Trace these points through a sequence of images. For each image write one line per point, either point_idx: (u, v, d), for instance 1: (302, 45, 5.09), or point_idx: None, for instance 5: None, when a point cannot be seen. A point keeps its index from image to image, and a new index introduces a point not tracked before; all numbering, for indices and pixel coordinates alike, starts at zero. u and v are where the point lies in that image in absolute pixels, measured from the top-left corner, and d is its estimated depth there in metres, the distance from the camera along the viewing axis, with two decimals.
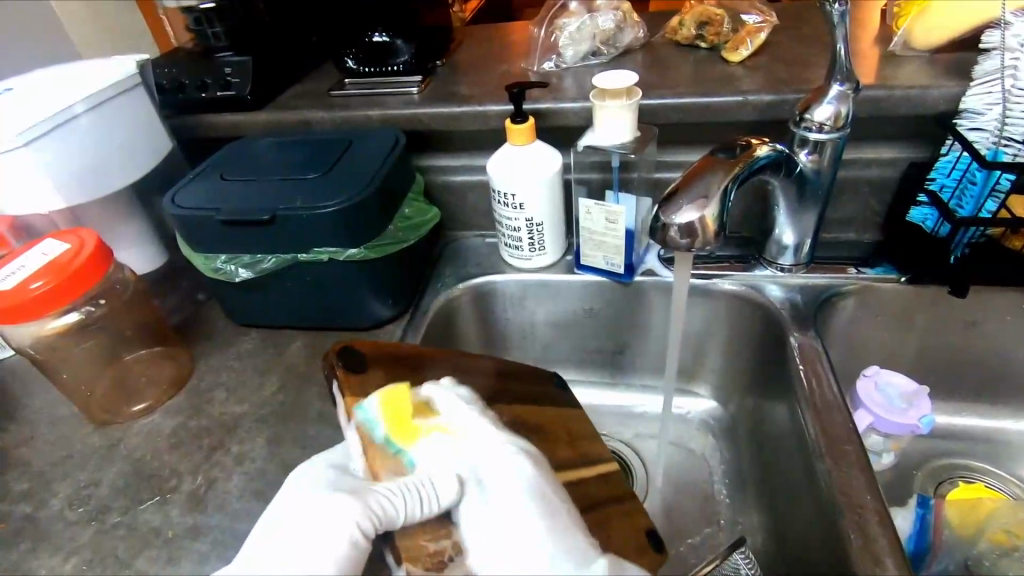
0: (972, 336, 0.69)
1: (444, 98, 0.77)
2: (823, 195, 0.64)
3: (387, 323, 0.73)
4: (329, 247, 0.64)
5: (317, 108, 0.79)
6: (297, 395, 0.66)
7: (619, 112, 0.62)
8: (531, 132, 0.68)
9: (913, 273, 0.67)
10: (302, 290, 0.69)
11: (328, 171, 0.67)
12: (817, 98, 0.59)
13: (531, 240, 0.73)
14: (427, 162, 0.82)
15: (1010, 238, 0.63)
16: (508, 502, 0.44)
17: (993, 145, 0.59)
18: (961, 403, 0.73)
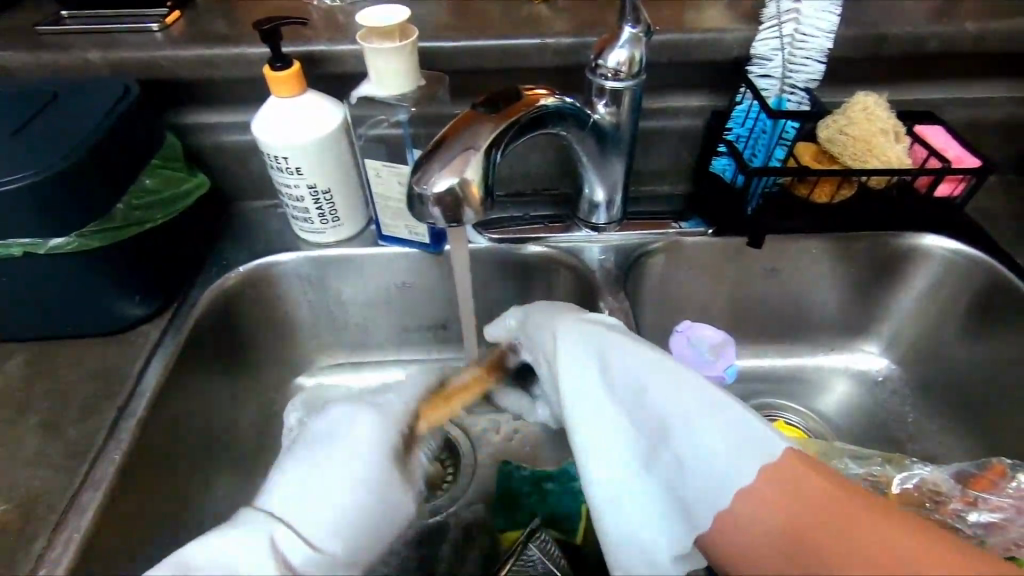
0: (772, 283, 0.71)
1: (196, 37, 0.62)
2: (625, 147, 0.60)
3: (143, 324, 0.59)
4: (20, 237, 0.49)
5: (20, 50, 0.60)
6: (9, 428, 0.51)
7: (392, 57, 0.52)
8: (298, 81, 0.57)
9: (719, 225, 0.67)
10: (3, 292, 0.53)
11: (15, 134, 0.50)
12: (611, 41, 0.53)
13: (320, 210, 0.63)
14: (188, 120, 0.67)
15: (798, 186, 0.64)
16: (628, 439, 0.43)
17: (778, 92, 0.60)
18: (767, 346, 0.76)
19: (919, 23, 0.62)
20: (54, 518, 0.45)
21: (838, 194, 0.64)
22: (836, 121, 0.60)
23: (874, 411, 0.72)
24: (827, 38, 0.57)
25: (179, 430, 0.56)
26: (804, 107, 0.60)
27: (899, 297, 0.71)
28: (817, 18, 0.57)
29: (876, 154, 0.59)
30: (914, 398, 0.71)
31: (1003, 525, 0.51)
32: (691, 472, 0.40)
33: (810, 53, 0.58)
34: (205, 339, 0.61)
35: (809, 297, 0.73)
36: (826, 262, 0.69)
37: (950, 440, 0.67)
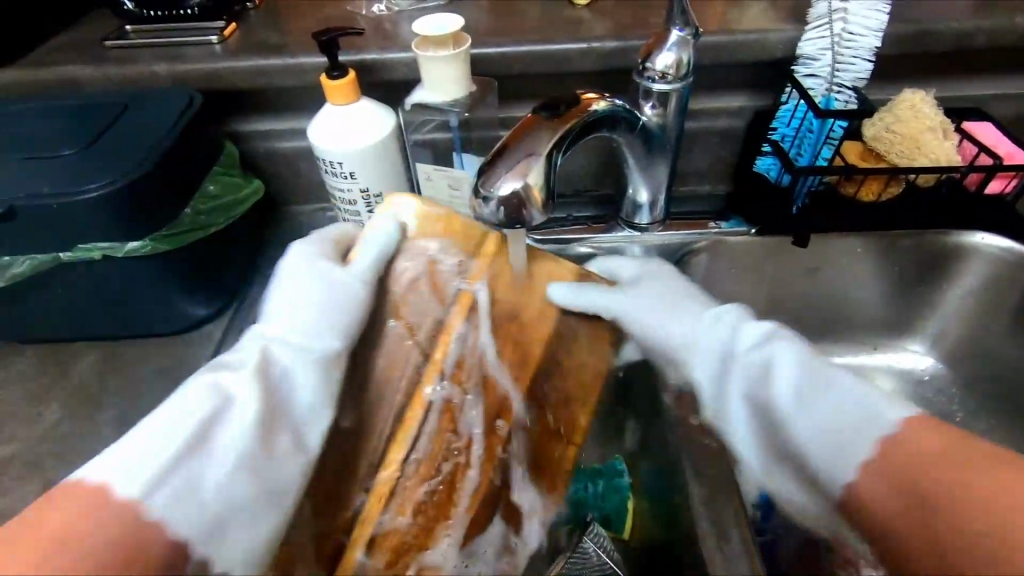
0: (815, 281, 0.71)
1: (252, 48, 0.65)
2: (671, 149, 0.61)
3: (205, 324, 0.62)
4: (100, 242, 0.52)
5: (88, 64, 0.63)
6: (85, 424, 0.54)
7: (445, 64, 0.54)
8: (353, 88, 0.59)
9: (762, 224, 0.68)
10: (79, 295, 0.56)
11: (92, 145, 0.53)
12: (658, 44, 0.54)
13: (371, 213, 0.65)
14: (242, 128, 0.69)
15: (844, 185, 0.64)
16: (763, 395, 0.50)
17: (826, 91, 0.60)
18: (809, 345, 0.76)
19: (967, 20, 0.61)
20: None
21: (885, 192, 0.64)
22: (882, 118, 0.60)
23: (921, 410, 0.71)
24: (875, 37, 0.57)
25: None
26: (851, 105, 0.60)
27: (946, 295, 0.70)
28: (865, 16, 0.57)
29: (925, 151, 0.59)
30: (962, 397, 0.71)
31: None
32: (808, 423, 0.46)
33: (858, 52, 0.58)
34: None
35: (852, 296, 0.72)
36: (871, 260, 0.69)
37: (1000, 438, 0.66)
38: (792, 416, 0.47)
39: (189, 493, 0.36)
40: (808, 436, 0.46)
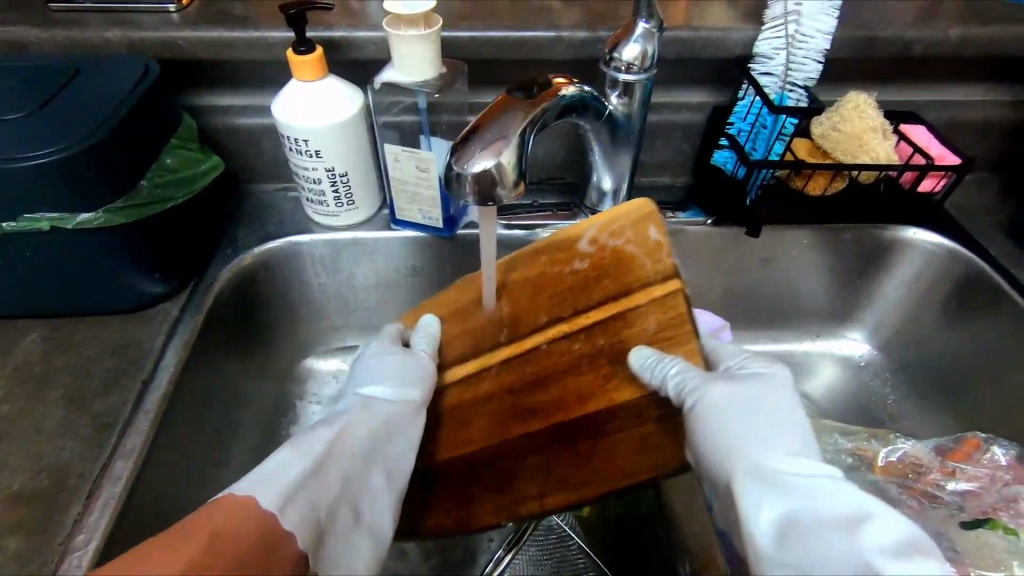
0: (766, 272, 0.75)
1: (213, 19, 0.63)
2: (635, 139, 0.63)
3: (160, 302, 0.60)
4: (49, 211, 0.50)
5: (33, 25, 0.60)
6: (31, 403, 0.52)
7: (416, 43, 0.54)
8: (321, 65, 0.58)
9: (718, 215, 0.71)
10: (22, 268, 0.53)
11: (40, 109, 0.51)
12: (624, 36, 0.56)
13: (336, 193, 0.64)
14: (202, 101, 0.67)
15: (794, 179, 0.68)
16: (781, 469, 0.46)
17: (779, 89, 0.63)
18: (758, 332, 0.80)
19: (908, 28, 0.66)
20: (86, 488, 0.46)
21: (831, 187, 0.67)
22: (830, 118, 0.63)
23: (858, 393, 0.77)
24: (825, 39, 0.61)
25: (200, 406, 0.57)
26: (802, 104, 0.63)
27: (885, 286, 0.75)
28: (816, 19, 0.60)
29: (867, 149, 0.63)
30: (895, 380, 0.76)
31: (977, 492, 0.55)
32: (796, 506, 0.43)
33: (808, 53, 0.61)
34: (221, 317, 0.62)
35: (799, 286, 0.77)
36: (817, 253, 0.74)
37: (927, 418, 0.72)
38: (798, 543, 0.42)
39: (286, 487, 0.43)
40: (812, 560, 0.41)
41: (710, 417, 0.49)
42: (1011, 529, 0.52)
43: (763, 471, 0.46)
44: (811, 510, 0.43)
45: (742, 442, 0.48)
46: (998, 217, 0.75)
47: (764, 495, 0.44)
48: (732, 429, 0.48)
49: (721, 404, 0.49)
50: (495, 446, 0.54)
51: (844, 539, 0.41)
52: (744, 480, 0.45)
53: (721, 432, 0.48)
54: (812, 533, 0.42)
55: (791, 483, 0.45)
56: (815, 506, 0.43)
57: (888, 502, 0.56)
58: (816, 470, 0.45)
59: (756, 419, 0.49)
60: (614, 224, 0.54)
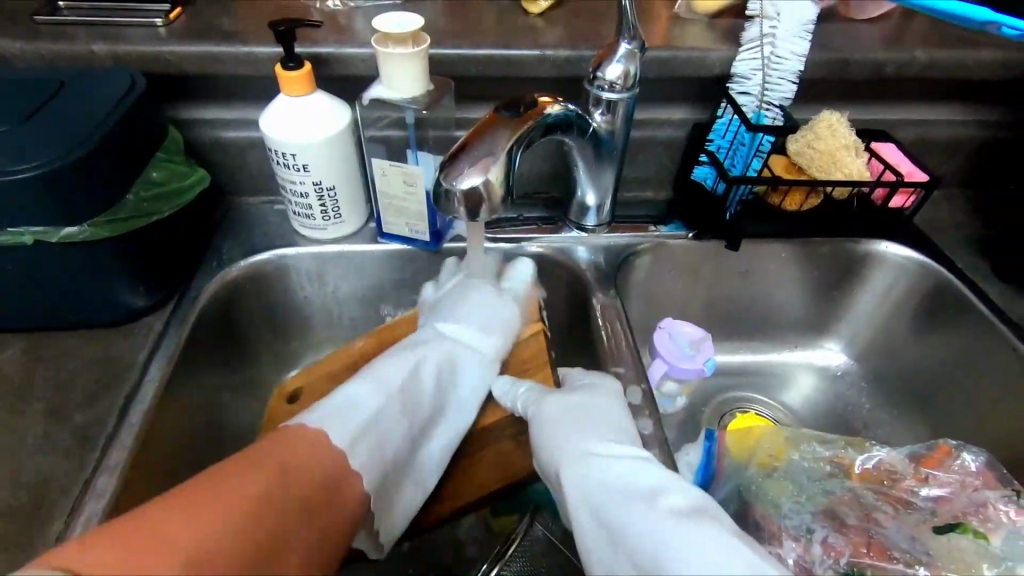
0: (745, 284, 0.77)
1: (201, 33, 0.63)
2: (617, 156, 0.64)
3: (144, 315, 0.59)
4: (34, 225, 0.49)
5: (18, 38, 0.60)
6: (10, 418, 0.51)
7: (404, 61, 0.55)
8: (310, 81, 0.59)
9: (699, 229, 0.73)
10: (3, 282, 0.53)
11: (25, 122, 0.50)
12: (608, 55, 0.58)
13: (323, 207, 0.64)
14: (188, 114, 0.67)
15: (771, 195, 0.70)
16: (603, 466, 0.44)
17: (756, 108, 0.66)
18: (738, 342, 0.82)
19: (878, 50, 0.69)
20: (68, 505, 0.46)
21: (806, 203, 0.70)
22: (805, 136, 0.65)
23: (835, 402, 0.79)
24: (798, 61, 0.63)
25: (184, 420, 0.57)
26: (778, 122, 0.67)
27: (858, 298, 0.78)
28: (790, 42, 0.63)
29: (840, 167, 0.66)
30: (870, 389, 0.78)
31: (948, 498, 0.57)
32: (611, 506, 0.41)
33: (784, 74, 0.64)
34: (206, 331, 0.62)
35: (777, 298, 0.79)
36: (794, 266, 0.76)
37: (902, 427, 0.74)
38: (620, 538, 0.39)
39: (355, 427, 0.44)
40: (644, 550, 0.37)
41: (546, 426, 0.49)
42: (980, 532, 0.54)
43: (591, 465, 0.44)
44: (629, 513, 0.39)
45: (554, 444, 0.47)
46: (965, 232, 0.78)
47: (589, 496, 0.42)
48: (564, 432, 0.48)
49: (552, 416, 0.49)
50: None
51: (618, 532, 0.39)
52: (567, 474, 0.44)
53: (550, 441, 0.47)
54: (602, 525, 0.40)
55: (592, 482, 0.43)
56: (619, 483, 0.42)
57: (865, 510, 0.57)
58: (636, 463, 0.43)
59: (586, 423, 0.48)
60: (492, 288, 0.62)
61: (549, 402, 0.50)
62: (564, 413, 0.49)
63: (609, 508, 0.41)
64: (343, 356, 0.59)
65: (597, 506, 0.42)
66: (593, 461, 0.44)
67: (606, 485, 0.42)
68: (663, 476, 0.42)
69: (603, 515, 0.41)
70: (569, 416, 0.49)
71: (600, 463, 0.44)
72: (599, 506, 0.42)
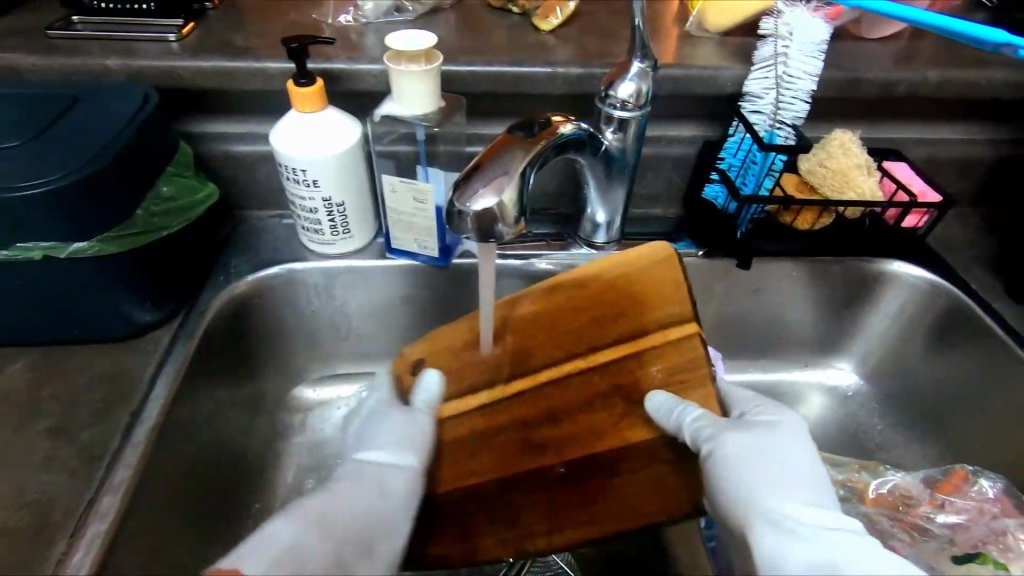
0: (756, 303, 0.76)
1: (213, 48, 0.63)
2: (629, 174, 0.64)
3: (151, 330, 0.59)
4: (43, 241, 0.49)
5: (33, 53, 0.60)
6: (14, 435, 0.51)
7: (416, 78, 0.55)
8: (322, 97, 0.58)
9: (710, 246, 0.72)
10: (10, 296, 0.52)
11: (37, 137, 0.50)
12: (620, 74, 0.58)
13: (332, 222, 0.64)
14: (199, 128, 0.67)
15: (783, 214, 0.69)
16: (827, 518, 0.49)
17: (769, 127, 0.65)
18: (748, 361, 0.81)
19: (889, 70, 0.69)
20: (71, 525, 0.45)
21: (818, 222, 0.69)
22: (816, 155, 0.65)
23: (847, 423, 0.78)
24: (810, 81, 0.63)
25: (190, 437, 0.56)
26: (790, 142, 0.65)
27: (870, 317, 0.77)
28: (803, 62, 0.63)
29: (853, 186, 0.65)
30: (881, 410, 0.77)
31: (965, 526, 0.56)
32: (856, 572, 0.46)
33: (797, 93, 0.63)
34: (213, 346, 0.62)
35: (787, 317, 0.78)
36: (805, 285, 0.75)
37: (914, 449, 0.73)
38: None
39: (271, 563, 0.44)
40: None
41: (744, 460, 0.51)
42: (1001, 563, 0.52)
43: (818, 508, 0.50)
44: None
45: (746, 490, 0.50)
46: (978, 251, 0.77)
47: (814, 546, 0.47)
48: (788, 469, 0.52)
49: (732, 455, 0.51)
50: (507, 477, 0.53)
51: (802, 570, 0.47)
52: (764, 538, 0.48)
53: (729, 485, 0.51)
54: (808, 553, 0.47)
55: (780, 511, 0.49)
56: (815, 552, 0.47)
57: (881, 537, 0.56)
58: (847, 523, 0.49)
59: (769, 458, 0.52)
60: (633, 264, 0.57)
61: (754, 432, 0.53)
62: (763, 463, 0.52)
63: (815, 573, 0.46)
64: (443, 348, 0.59)
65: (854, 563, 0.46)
66: (828, 512, 0.49)
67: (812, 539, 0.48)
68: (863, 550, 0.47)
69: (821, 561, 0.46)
70: (745, 456, 0.52)
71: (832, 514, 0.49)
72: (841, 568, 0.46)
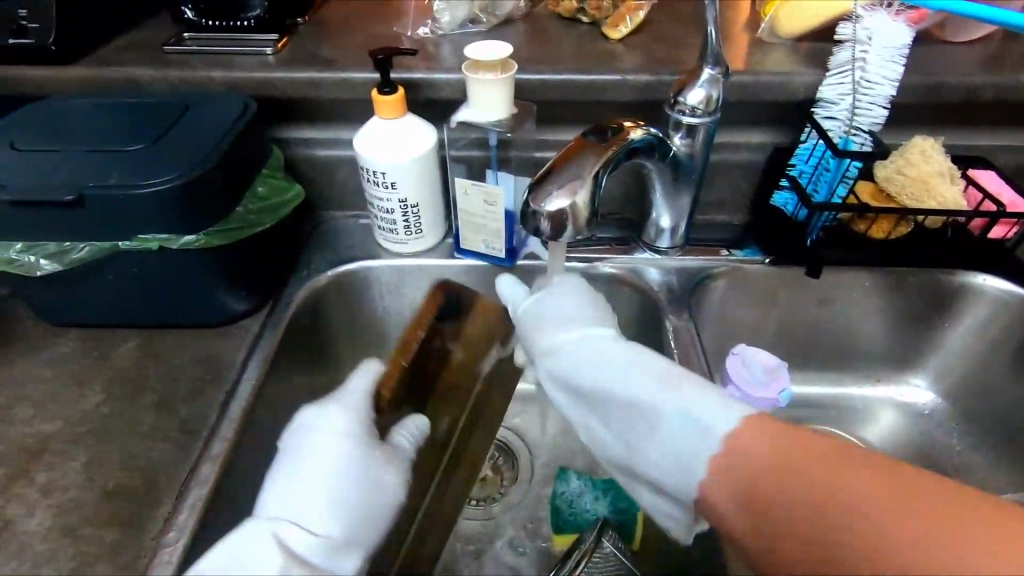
0: (825, 313, 0.74)
1: (304, 60, 0.69)
2: (695, 180, 0.64)
3: (243, 318, 0.64)
4: (159, 233, 0.55)
5: (151, 67, 0.67)
6: (125, 407, 0.57)
7: (494, 87, 0.58)
8: (402, 105, 0.62)
9: (777, 254, 0.71)
10: (124, 283, 0.58)
11: (157, 141, 0.56)
12: (690, 80, 0.58)
13: (406, 222, 0.68)
14: (289, 135, 0.73)
15: (857, 223, 0.68)
16: (627, 410, 0.45)
17: (844, 133, 0.64)
18: (815, 373, 0.79)
19: (976, 75, 0.66)
20: (175, 489, 0.50)
21: (895, 231, 0.67)
22: (894, 162, 0.63)
23: (922, 441, 0.74)
24: (890, 87, 0.62)
25: (273, 419, 0.61)
26: (867, 148, 0.65)
27: (950, 332, 0.73)
28: (883, 67, 0.61)
29: (934, 195, 0.63)
30: (962, 431, 0.74)
31: None
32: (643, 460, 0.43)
33: (874, 99, 0.62)
34: (296, 335, 0.66)
35: (858, 328, 0.76)
36: (878, 296, 0.73)
37: (998, 472, 0.69)
38: (654, 452, 0.43)
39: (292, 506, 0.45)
40: (674, 447, 0.41)
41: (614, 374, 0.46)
42: None
43: (666, 449, 0.42)
44: (660, 436, 0.42)
45: (628, 402, 0.44)
46: None
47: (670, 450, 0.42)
48: (653, 392, 0.43)
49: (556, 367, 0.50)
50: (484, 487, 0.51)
51: (687, 479, 0.40)
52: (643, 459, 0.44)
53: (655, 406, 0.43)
54: (692, 457, 0.40)
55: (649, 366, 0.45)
56: (676, 421, 0.41)
57: None
58: (647, 403, 0.43)
59: (643, 392, 0.44)
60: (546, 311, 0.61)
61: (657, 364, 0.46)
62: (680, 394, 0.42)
63: (664, 447, 0.42)
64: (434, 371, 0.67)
65: (660, 464, 0.42)
66: (652, 414, 0.43)
67: (620, 401, 0.45)
68: (627, 385, 0.45)
69: (672, 456, 0.41)
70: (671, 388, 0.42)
71: (637, 398, 0.44)
72: (678, 453, 0.41)
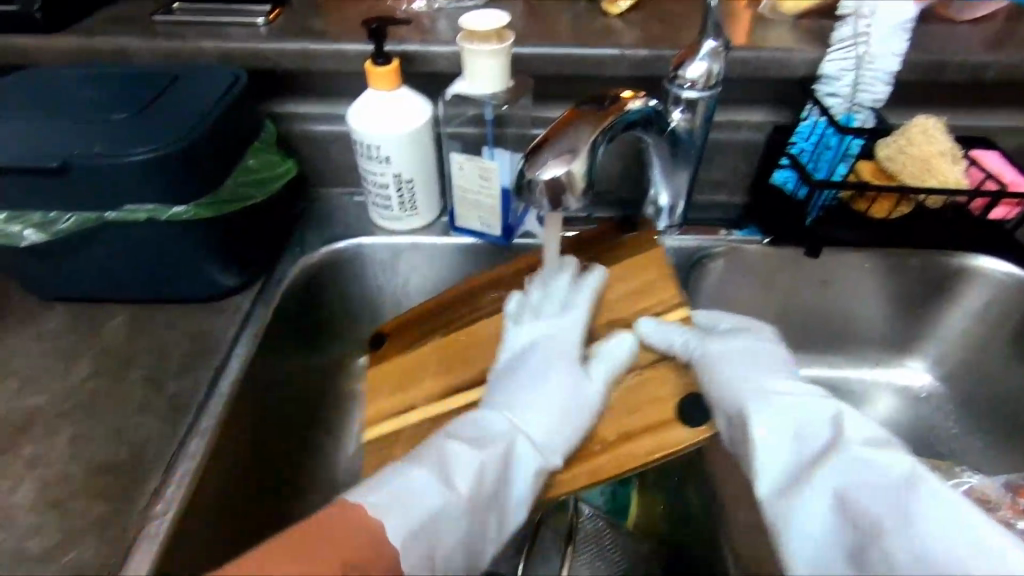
0: (823, 295, 0.74)
1: (296, 32, 0.67)
2: (695, 156, 0.63)
3: (234, 294, 0.63)
4: (148, 203, 0.54)
5: (140, 37, 0.66)
6: (114, 382, 0.56)
7: (489, 58, 0.57)
8: (396, 77, 0.61)
9: (775, 234, 0.70)
10: (112, 256, 0.58)
11: (143, 110, 0.55)
12: (690, 54, 0.57)
13: (401, 198, 0.67)
14: (282, 109, 0.71)
15: (857, 201, 0.67)
16: (915, 519, 0.39)
17: (846, 110, 0.64)
18: (813, 355, 0.79)
19: (980, 53, 0.65)
20: (163, 464, 0.50)
21: (896, 210, 0.66)
22: (895, 141, 0.62)
23: (918, 424, 0.74)
24: (892, 61, 0.60)
25: (265, 396, 0.60)
26: (869, 125, 0.65)
27: (949, 315, 0.73)
28: (887, 42, 0.60)
29: (935, 174, 0.62)
30: (958, 414, 0.73)
31: None
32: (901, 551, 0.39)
33: (876, 76, 0.61)
34: (288, 313, 0.65)
35: (857, 311, 0.75)
36: (877, 278, 0.72)
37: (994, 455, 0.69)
38: (907, 526, 0.39)
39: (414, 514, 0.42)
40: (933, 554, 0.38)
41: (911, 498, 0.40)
42: None
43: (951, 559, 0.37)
44: (924, 540, 0.38)
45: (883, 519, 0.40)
46: None
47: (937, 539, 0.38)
48: (939, 509, 0.39)
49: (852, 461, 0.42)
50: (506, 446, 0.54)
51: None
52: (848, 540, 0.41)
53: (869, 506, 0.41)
54: (963, 562, 0.37)
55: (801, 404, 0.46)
56: (937, 534, 0.38)
57: None
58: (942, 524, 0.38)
59: (912, 507, 0.40)
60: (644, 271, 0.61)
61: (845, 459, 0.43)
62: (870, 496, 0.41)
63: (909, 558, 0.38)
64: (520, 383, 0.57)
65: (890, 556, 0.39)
66: (922, 534, 0.38)
67: (921, 499, 0.40)
68: (923, 491, 0.40)
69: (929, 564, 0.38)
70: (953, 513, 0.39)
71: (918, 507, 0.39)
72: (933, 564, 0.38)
